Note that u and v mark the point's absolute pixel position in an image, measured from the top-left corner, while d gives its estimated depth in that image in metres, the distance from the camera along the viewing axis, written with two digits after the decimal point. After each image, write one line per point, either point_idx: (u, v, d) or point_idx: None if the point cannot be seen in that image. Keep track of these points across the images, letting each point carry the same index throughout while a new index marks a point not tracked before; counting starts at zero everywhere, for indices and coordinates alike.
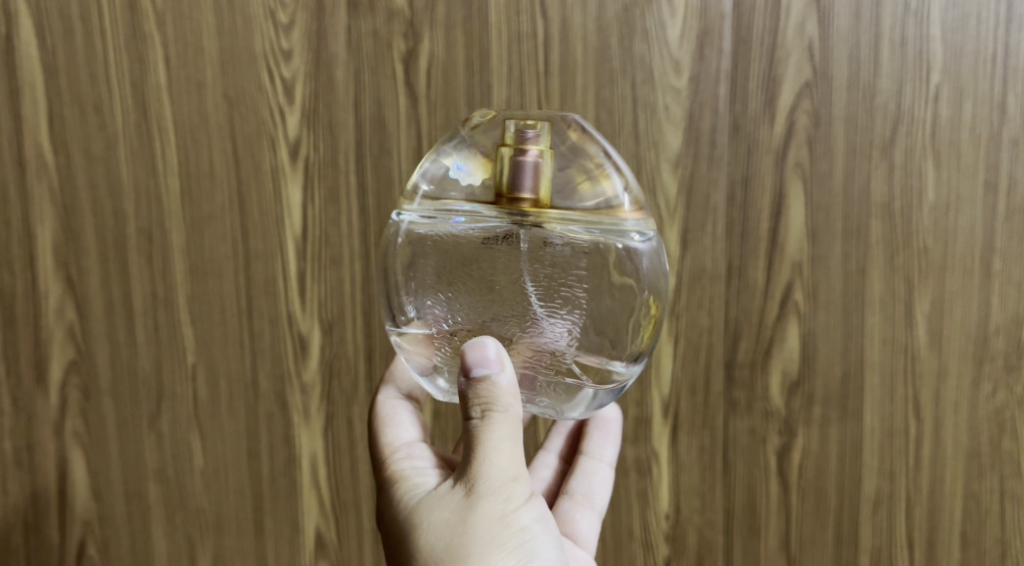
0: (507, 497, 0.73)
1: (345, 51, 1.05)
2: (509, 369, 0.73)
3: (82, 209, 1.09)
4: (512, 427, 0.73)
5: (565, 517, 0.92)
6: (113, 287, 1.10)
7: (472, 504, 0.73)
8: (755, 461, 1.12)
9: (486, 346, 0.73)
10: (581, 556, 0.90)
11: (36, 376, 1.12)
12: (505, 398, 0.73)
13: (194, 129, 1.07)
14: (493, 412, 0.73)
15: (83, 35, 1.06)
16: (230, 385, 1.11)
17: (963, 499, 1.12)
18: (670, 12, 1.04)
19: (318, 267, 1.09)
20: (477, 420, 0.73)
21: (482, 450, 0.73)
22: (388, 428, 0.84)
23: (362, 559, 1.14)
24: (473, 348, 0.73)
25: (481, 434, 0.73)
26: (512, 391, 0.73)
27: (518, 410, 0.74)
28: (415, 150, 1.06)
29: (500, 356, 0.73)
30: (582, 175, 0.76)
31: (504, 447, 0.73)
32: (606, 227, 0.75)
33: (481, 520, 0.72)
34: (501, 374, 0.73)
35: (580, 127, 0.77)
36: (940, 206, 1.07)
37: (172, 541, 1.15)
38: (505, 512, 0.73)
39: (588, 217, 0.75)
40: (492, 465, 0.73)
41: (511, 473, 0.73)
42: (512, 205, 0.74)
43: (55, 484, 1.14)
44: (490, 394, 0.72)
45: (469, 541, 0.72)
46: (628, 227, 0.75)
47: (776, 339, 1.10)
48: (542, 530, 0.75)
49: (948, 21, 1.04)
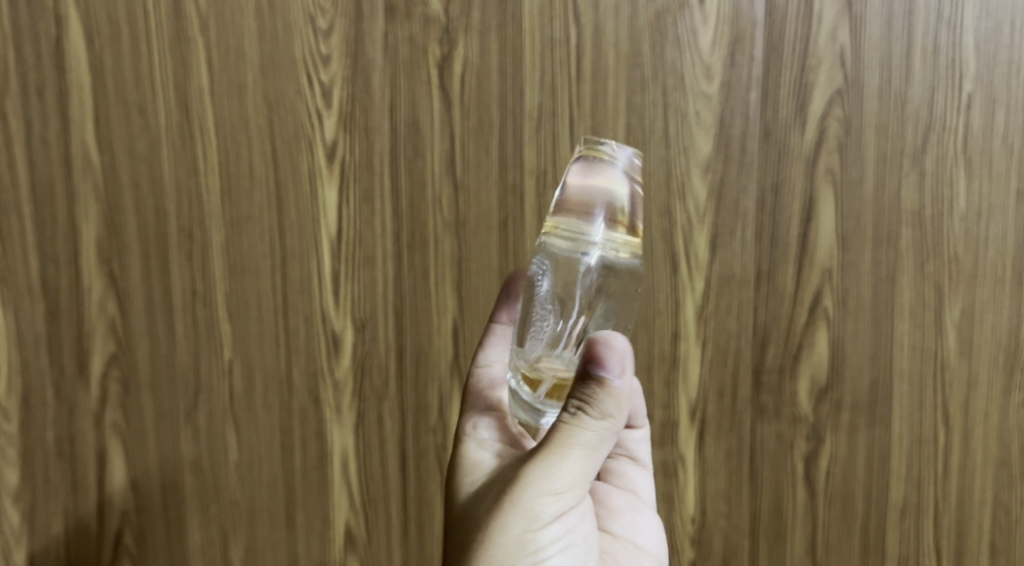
0: (536, 514, 0.75)
1: (382, 56, 1.07)
2: (628, 375, 0.74)
3: (125, 207, 1.12)
4: (593, 442, 0.74)
5: (615, 474, 0.94)
6: (154, 282, 1.13)
7: (505, 505, 0.76)
8: (783, 467, 1.12)
9: (616, 343, 0.74)
10: (641, 507, 0.91)
11: (78, 369, 1.15)
12: (608, 405, 0.74)
13: (235, 131, 1.10)
14: (585, 420, 0.74)
15: (130, 38, 1.09)
16: (265, 381, 1.14)
17: (991, 508, 1.12)
18: (702, 19, 1.06)
19: (352, 266, 1.11)
20: (567, 418, 0.74)
21: (557, 452, 0.74)
22: (476, 394, 0.87)
23: (390, 554, 1.16)
24: (603, 340, 0.74)
25: (564, 437, 0.74)
26: (621, 400, 0.74)
27: (615, 423, 0.75)
28: (449, 153, 1.09)
29: (625, 360, 0.74)
30: (592, 196, 0.77)
31: (569, 460, 0.75)
32: (582, 242, 0.78)
33: (509, 522, 0.75)
34: (617, 379, 0.74)
35: (623, 155, 0.79)
36: (972, 214, 1.07)
37: (205, 532, 1.18)
38: (528, 524, 0.75)
39: (570, 227, 0.78)
40: (548, 473, 0.75)
41: (556, 489, 0.75)
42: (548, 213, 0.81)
43: (93, 475, 1.17)
44: (593, 396, 0.73)
45: (484, 536, 0.75)
46: (603, 246, 0.78)
47: (804, 345, 1.10)
48: (557, 554, 0.76)
49: (981, 30, 1.05)
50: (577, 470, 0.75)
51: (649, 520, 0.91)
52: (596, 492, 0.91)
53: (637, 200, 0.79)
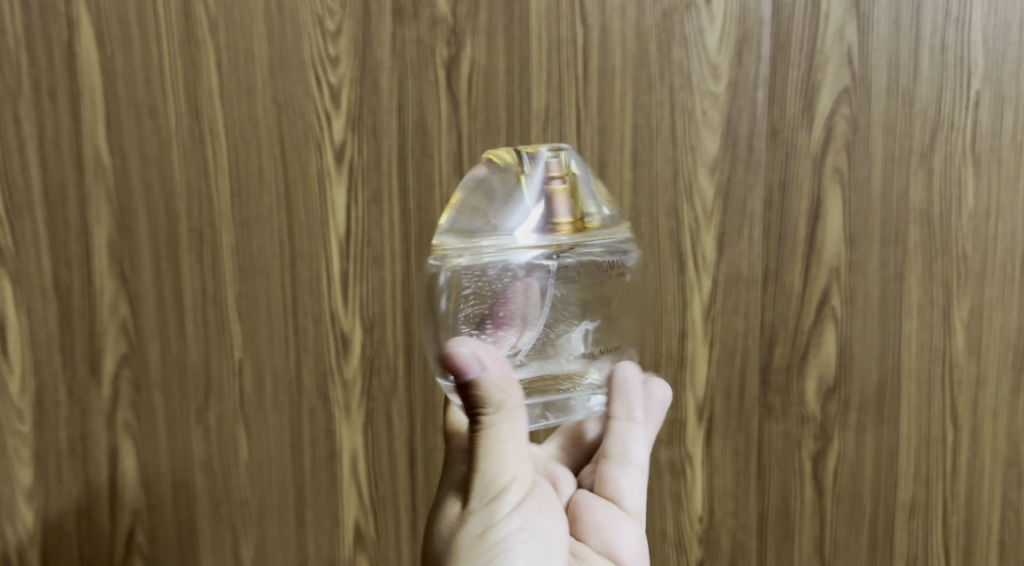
0: (491, 514, 0.77)
1: (390, 58, 1.08)
2: (493, 362, 0.74)
3: (136, 208, 1.13)
4: (509, 428, 0.76)
5: (607, 478, 0.91)
6: (165, 283, 1.14)
7: (463, 515, 0.78)
8: (789, 466, 1.12)
9: (462, 348, 0.73)
10: (624, 520, 0.90)
11: (90, 369, 1.16)
12: (497, 396, 0.75)
13: (244, 132, 1.10)
14: (491, 416, 0.75)
15: (140, 41, 1.10)
16: (275, 380, 1.15)
17: (1001, 508, 1.12)
18: (709, 19, 1.06)
19: (360, 266, 1.12)
20: (475, 423, 0.76)
21: (483, 455, 0.76)
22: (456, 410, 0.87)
23: (399, 552, 1.17)
24: (452, 352, 0.73)
25: (482, 439, 0.76)
26: (505, 385, 0.75)
27: (514, 402, 0.75)
28: (456, 153, 1.09)
29: (483, 353, 0.74)
30: (486, 207, 0.79)
31: (495, 454, 0.76)
32: (474, 253, 0.78)
33: (467, 535, 0.77)
34: (488, 370, 0.74)
35: (543, 160, 0.79)
36: (980, 213, 1.07)
37: (216, 531, 1.19)
38: (487, 523, 0.77)
39: (462, 242, 0.79)
40: (485, 474, 0.77)
41: (501, 486, 0.77)
42: (468, 234, 0.79)
43: (106, 474, 1.18)
44: (484, 394, 0.74)
45: (452, 554, 0.77)
46: (504, 250, 0.78)
47: (812, 343, 1.10)
48: (524, 543, 0.78)
49: (989, 28, 1.04)
50: (511, 460, 0.76)
51: (632, 533, 0.89)
52: (578, 503, 0.90)
53: (549, 198, 0.78)
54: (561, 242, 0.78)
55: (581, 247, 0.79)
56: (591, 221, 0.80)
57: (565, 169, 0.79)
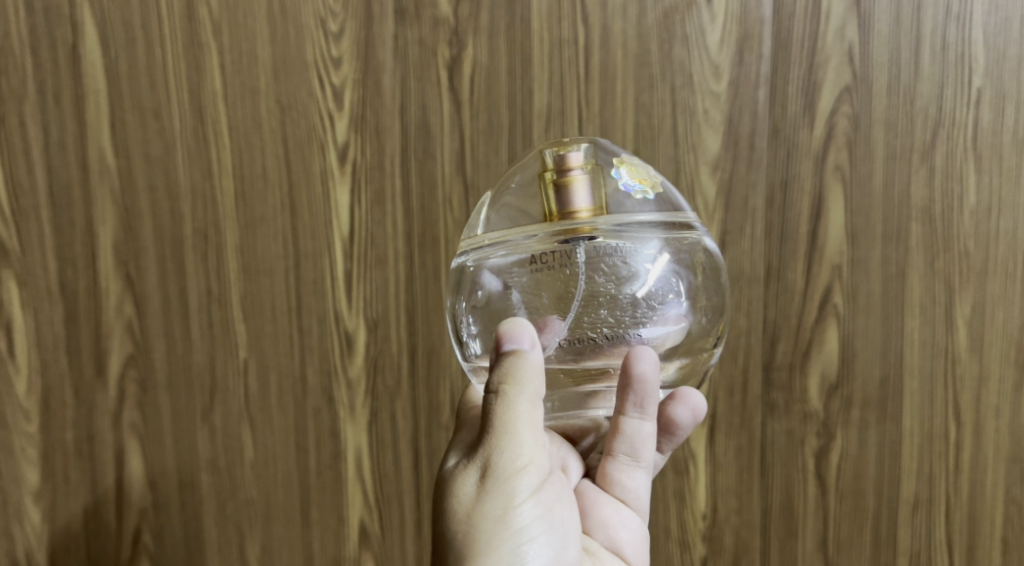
0: (512, 495, 0.79)
1: (392, 59, 1.08)
2: (536, 348, 0.79)
3: (141, 210, 1.14)
4: (534, 412, 0.78)
5: (612, 475, 0.92)
6: (170, 284, 1.15)
7: (481, 494, 0.78)
8: (792, 462, 1.13)
9: (522, 331, 0.78)
10: (628, 517, 0.92)
11: (97, 370, 1.17)
12: (526, 379, 0.78)
13: (248, 134, 1.11)
14: (520, 398, 0.78)
15: (144, 43, 1.11)
16: (280, 380, 1.15)
17: (1004, 504, 1.12)
18: (710, 18, 1.06)
19: (364, 266, 1.12)
20: (502, 404, 0.78)
21: (508, 436, 0.78)
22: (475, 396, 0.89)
23: (404, 551, 1.18)
24: (509, 330, 0.78)
25: (508, 419, 0.78)
26: (536, 370, 0.78)
27: (538, 388, 0.79)
28: (458, 153, 1.10)
29: (535, 336, 0.79)
30: (512, 207, 0.83)
31: (518, 438, 0.78)
32: (501, 247, 0.81)
33: (489, 513, 0.78)
34: (533, 353, 0.78)
35: (581, 153, 0.81)
36: (982, 210, 1.08)
37: (222, 530, 1.19)
38: (508, 512, 0.79)
39: (512, 240, 0.81)
40: (506, 456, 0.78)
41: (522, 469, 0.79)
42: (520, 229, 0.82)
43: (112, 474, 1.19)
44: (517, 374, 0.78)
45: (474, 531, 0.78)
46: (529, 242, 0.81)
47: (814, 340, 1.11)
48: (543, 530, 0.80)
49: (991, 25, 1.05)
50: (533, 443, 0.79)
51: (635, 530, 0.92)
52: (585, 495, 0.91)
53: (571, 192, 0.81)
54: (587, 231, 0.81)
55: (611, 236, 0.81)
56: (649, 211, 0.82)
57: (584, 160, 0.81)
